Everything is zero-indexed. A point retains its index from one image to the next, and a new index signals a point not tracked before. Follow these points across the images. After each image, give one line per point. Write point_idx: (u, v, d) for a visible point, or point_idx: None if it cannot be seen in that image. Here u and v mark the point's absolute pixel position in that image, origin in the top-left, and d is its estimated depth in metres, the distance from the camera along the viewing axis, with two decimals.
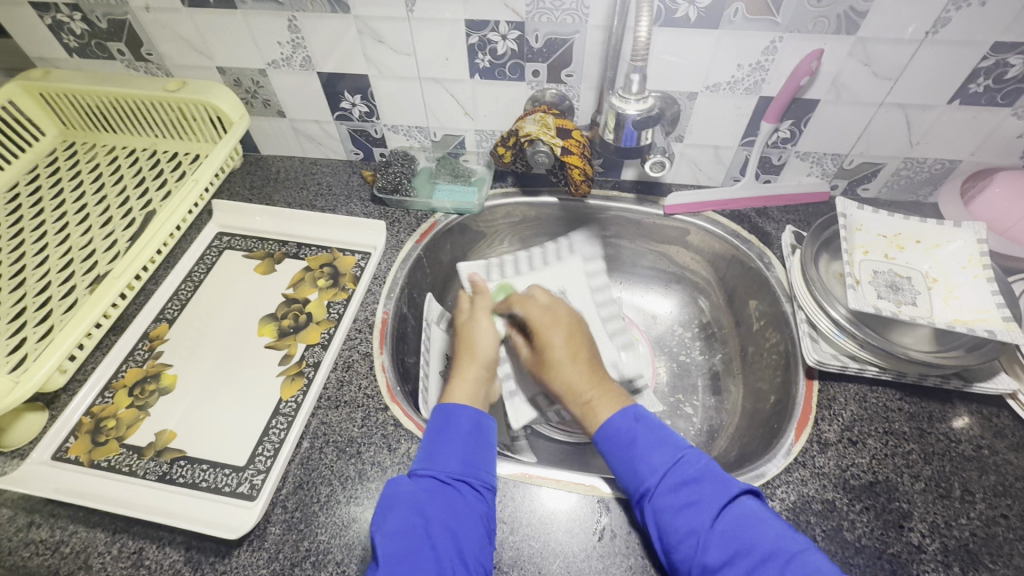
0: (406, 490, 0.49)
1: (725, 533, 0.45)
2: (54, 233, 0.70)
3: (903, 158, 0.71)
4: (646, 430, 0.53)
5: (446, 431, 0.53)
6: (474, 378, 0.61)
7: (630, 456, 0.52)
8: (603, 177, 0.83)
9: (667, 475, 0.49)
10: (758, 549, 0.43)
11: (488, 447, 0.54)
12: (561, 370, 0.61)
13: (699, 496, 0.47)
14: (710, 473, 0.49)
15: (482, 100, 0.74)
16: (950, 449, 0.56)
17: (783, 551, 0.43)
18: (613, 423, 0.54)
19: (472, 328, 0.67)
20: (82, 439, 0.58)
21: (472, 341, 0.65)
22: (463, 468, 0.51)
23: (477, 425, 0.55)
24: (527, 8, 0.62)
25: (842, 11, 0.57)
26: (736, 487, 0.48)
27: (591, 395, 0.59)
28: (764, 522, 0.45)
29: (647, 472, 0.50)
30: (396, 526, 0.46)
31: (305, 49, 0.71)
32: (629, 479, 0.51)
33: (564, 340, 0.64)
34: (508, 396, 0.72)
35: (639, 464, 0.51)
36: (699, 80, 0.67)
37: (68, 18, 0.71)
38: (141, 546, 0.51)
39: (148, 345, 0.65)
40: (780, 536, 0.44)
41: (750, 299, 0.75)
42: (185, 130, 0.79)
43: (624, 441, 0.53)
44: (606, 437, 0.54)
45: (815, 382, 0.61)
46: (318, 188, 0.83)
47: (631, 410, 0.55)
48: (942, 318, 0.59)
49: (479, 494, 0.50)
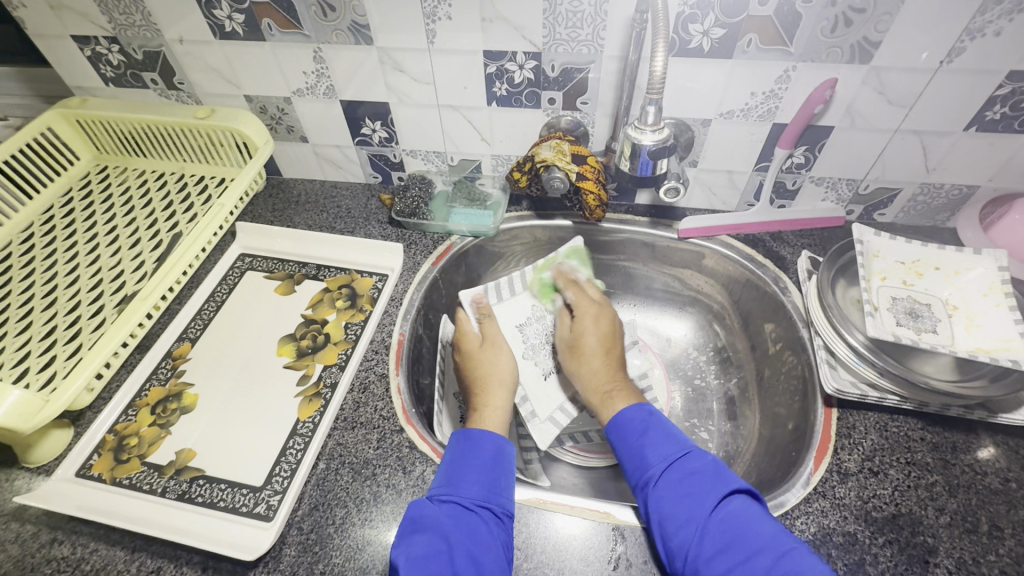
0: (429, 514, 0.49)
1: (722, 524, 0.47)
2: (85, 253, 0.73)
3: (920, 183, 0.71)
4: (658, 423, 0.57)
5: (470, 456, 0.54)
6: (504, 410, 0.63)
7: (639, 444, 0.56)
8: (616, 201, 0.84)
9: (672, 465, 0.52)
10: (752, 541, 0.45)
11: (509, 475, 0.55)
12: (590, 362, 0.67)
13: (697, 487, 0.50)
14: (710, 469, 0.51)
15: (499, 126, 0.76)
16: (975, 481, 0.54)
17: (776, 546, 0.44)
18: (625, 413, 0.59)
19: (492, 354, 0.68)
20: (105, 456, 0.59)
21: (495, 372, 0.66)
22: (486, 494, 0.52)
23: (499, 452, 0.56)
24: (544, 39, 0.64)
25: (856, 41, 0.58)
26: (732, 484, 0.50)
27: (610, 388, 0.63)
28: (762, 519, 0.47)
29: (655, 458, 0.54)
30: (422, 551, 0.46)
31: (329, 79, 0.74)
32: (636, 465, 0.55)
33: (601, 337, 0.68)
34: (530, 418, 0.70)
35: (647, 451, 0.55)
36: (713, 107, 0.68)
37: (106, 50, 0.75)
38: (159, 565, 0.51)
39: (171, 364, 0.67)
40: (775, 534, 0.45)
41: (765, 323, 0.74)
42: (212, 154, 0.82)
43: (636, 430, 0.57)
44: (618, 425, 0.58)
45: (834, 410, 0.61)
46: (338, 211, 0.85)
47: (646, 406, 0.60)
48: (964, 347, 0.58)
49: (500, 522, 0.51)
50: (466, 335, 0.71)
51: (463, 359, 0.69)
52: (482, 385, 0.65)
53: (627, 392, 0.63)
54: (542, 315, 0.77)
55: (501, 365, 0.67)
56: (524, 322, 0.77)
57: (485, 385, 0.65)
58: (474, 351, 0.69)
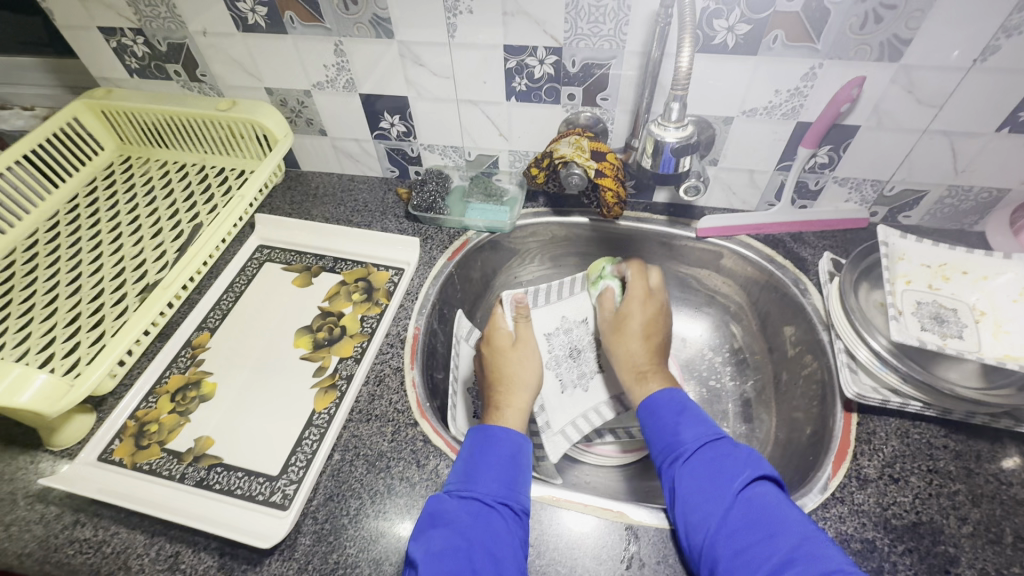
0: (448, 510, 0.49)
1: (747, 504, 0.47)
2: (109, 242, 0.74)
3: (948, 185, 0.69)
4: (695, 407, 0.58)
5: (488, 453, 0.54)
6: (526, 411, 0.63)
7: (675, 421, 0.56)
8: (634, 199, 0.83)
9: (706, 444, 0.53)
10: (777, 523, 0.45)
11: (527, 472, 0.55)
12: (629, 341, 0.67)
13: (728, 467, 0.50)
14: (744, 454, 0.51)
15: (518, 121, 0.75)
16: (1000, 491, 0.53)
17: (801, 530, 0.44)
18: (661, 394, 0.59)
19: (522, 355, 0.68)
20: (126, 442, 0.60)
21: (521, 373, 0.66)
22: (505, 492, 0.52)
23: (517, 449, 0.56)
24: (565, 34, 0.63)
25: (885, 38, 0.57)
26: (764, 471, 0.50)
27: (647, 370, 0.64)
28: (789, 506, 0.47)
29: (689, 437, 0.54)
30: (441, 546, 0.46)
31: (349, 72, 0.74)
32: (667, 442, 0.55)
33: (644, 320, 0.68)
34: (545, 428, 0.71)
35: (682, 429, 0.55)
36: (735, 105, 0.67)
37: (131, 42, 0.76)
38: (177, 550, 0.52)
39: (191, 353, 0.68)
40: (801, 521, 0.45)
41: (785, 325, 0.73)
42: (232, 146, 0.83)
43: (673, 409, 0.57)
44: (653, 404, 0.59)
45: (854, 415, 0.60)
46: (355, 204, 0.86)
47: (682, 390, 0.60)
48: (991, 353, 0.57)
49: (518, 519, 0.51)
50: (498, 331, 0.70)
51: (491, 355, 0.69)
52: (504, 385, 0.65)
53: (663, 376, 0.64)
54: (569, 328, 0.78)
55: (527, 366, 0.67)
56: (551, 332, 0.78)
57: (507, 384, 0.65)
58: (504, 348, 0.68)
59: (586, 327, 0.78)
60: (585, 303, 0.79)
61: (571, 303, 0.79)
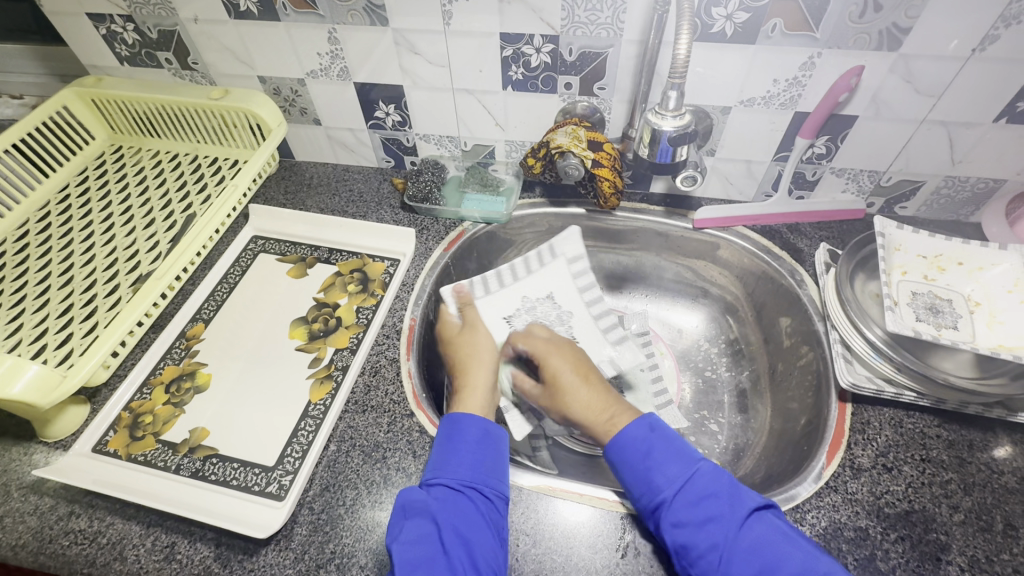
0: (418, 499, 0.50)
1: (749, 549, 0.45)
2: (100, 232, 0.73)
3: (944, 176, 0.69)
4: (660, 442, 0.54)
5: (455, 440, 0.54)
6: (487, 388, 0.62)
7: (644, 468, 0.52)
8: (631, 189, 0.82)
9: (684, 487, 0.50)
10: (784, 570, 0.44)
11: (498, 454, 0.55)
12: (574, 395, 0.62)
13: (717, 511, 0.48)
14: (726, 487, 0.49)
15: (514, 111, 0.75)
16: (991, 480, 0.54)
17: (809, 572, 0.43)
18: (626, 433, 0.55)
19: (472, 338, 0.69)
20: (121, 433, 0.60)
21: (476, 352, 0.66)
22: (473, 475, 0.52)
23: (485, 433, 0.55)
24: (562, 22, 0.63)
25: (884, 27, 0.56)
26: (751, 503, 0.48)
27: (610, 410, 0.59)
28: (789, 542, 0.45)
29: (663, 483, 0.50)
30: (414, 535, 0.47)
31: (343, 60, 0.73)
32: (643, 489, 0.51)
33: (574, 367, 0.64)
34: (508, 410, 0.71)
35: (654, 474, 0.51)
36: (733, 95, 0.66)
37: (121, 29, 0.75)
38: (173, 541, 0.52)
39: (185, 344, 0.68)
40: (809, 556, 0.44)
41: (781, 316, 0.73)
42: (225, 136, 0.82)
43: (639, 451, 0.53)
44: (618, 449, 0.55)
45: (849, 405, 0.60)
46: (350, 195, 0.85)
47: (649, 418, 0.56)
48: (985, 343, 0.58)
49: (491, 502, 0.51)
50: (447, 324, 0.72)
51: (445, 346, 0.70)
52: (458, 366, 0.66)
53: (624, 408, 0.60)
54: (532, 306, 0.77)
55: (481, 345, 0.67)
56: (511, 315, 0.76)
57: (464, 365, 0.65)
58: (455, 336, 0.70)
59: (552, 302, 0.78)
60: (545, 278, 0.78)
61: (528, 282, 0.78)
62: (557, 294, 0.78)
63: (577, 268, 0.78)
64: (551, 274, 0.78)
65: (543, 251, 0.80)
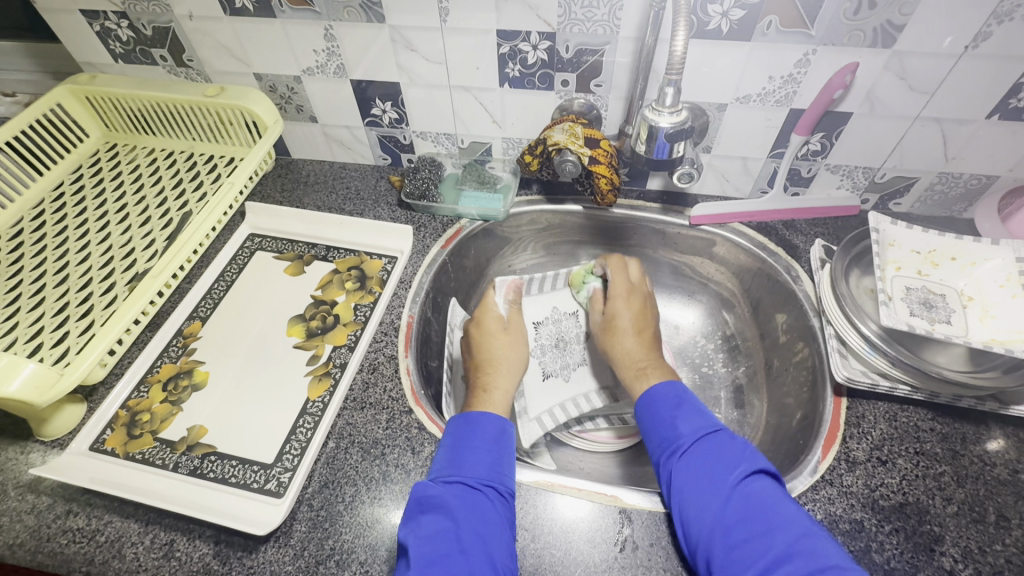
0: (434, 494, 0.49)
1: (745, 498, 0.47)
2: (96, 230, 0.73)
3: (938, 172, 0.70)
4: (692, 401, 0.57)
5: (472, 438, 0.54)
6: (511, 394, 0.63)
7: (671, 415, 0.56)
8: (628, 186, 0.82)
9: (703, 438, 0.53)
10: (774, 518, 0.45)
11: (511, 455, 0.55)
12: (624, 338, 0.67)
13: (724, 460, 0.50)
14: (739, 447, 0.51)
15: (511, 108, 0.75)
16: (984, 472, 0.54)
17: (795, 527, 0.44)
18: (658, 390, 0.59)
19: (509, 340, 0.69)
20: (118, 431, 0.60)
21: (509, 355, 0.67)
22: (490, 474, 0.52)
23: (500, 432, 0.56)
24: (559, 19, 0.63)
25: (879, 24, 0.57)
26: (760, 464, 0.50)
27: (646, 365, 0.63)
28: (784, 500, 0.47)
29: (686, 430, 0.54)
30: (431, 531, 0.46)
31: (339, 57, 0.73)
32: (664, 436, 0.55)
33: (635, 320, 0.68)
34: (520, 414, 0.70)
35: (679, 422, 0.55)
36: (729, 92, 0.67)
37: (115, 26, 0.74)
38: (172, 538, 0.52)
39: (182, 342, 0.67)
40: (798, 516, 0.46)
41: (776, 312, 0.74)
42: (221, 133, 0.82)
43: (669, 402, 0.57)
44: (650, 399, 0.58)
45: (844, 399, 0.60)
46: (347, 192, 0.85)
47: (678, 385, 0.59)
48: (977, 338, 0.58)
49: (504, 501, 0.52)
50: (490, 316, 0.71)
51: (478, 336, 0.69)
52: (489, 366, 0.65)
53: (662, 368, 0.63)
54: (558, 320, 0.77)
55: (513, 348, 0.68)
56: (539, 322, 0.76)
57: (495, 365, 0.65)
58: (490, 330, 0.69)
59: (576, 321, 0.77)
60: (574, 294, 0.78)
61: (558, 295, 0.78)
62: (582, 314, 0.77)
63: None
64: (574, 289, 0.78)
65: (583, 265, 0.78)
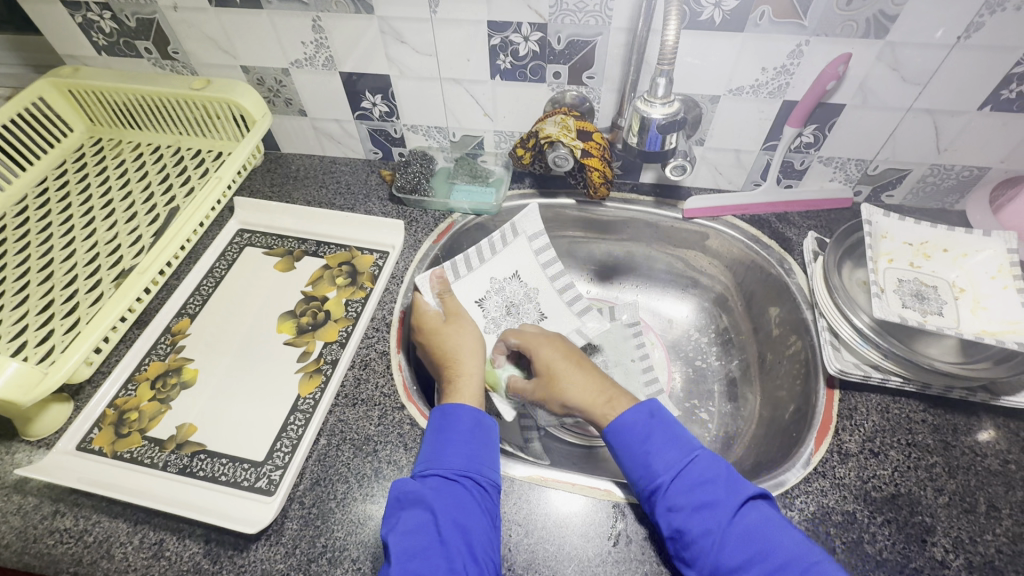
0: (412, 489, 0.49)
1: (744, 535, 0.45)
2: (81, 227, 0.72)
3: (930, 164, 0.70)
4: (663, 424, 0.53)
5: (448, 430, 0.54)
6: (480, 376, 0.62)
7: (642, 452, 0.52)
8: (621, 179, 0.82)
9: (680, 474, 0.49)
10: (777, 555, 0.44)
11: (490, 443, 0.55)
12: (569, 377, 0.60)
13: (711, 496, 0.48)
14: (723, 474, 0.49)
15: (502, 101, 0.74)
16: (975, 463, 0.55)
17: (800, 560, 0.43)
18: (626, 419, 0.55)
19: (458, 331, 0.65)
20: (106, 430, 0.59)
21: (463, 345, 0.64)
22: (468, 465, 0.51)
23: (476, 423, 0.55)
24: (550, 9, 0.62)
25: (871, 15, 0.57)
26: (747, 491, 0.48)
27: (611, 392, 0.59)
28: (783, 529, 0.45)
29: (660, 467, 0.50)
30: (409, 525, 0.46)
31: (328, 49, 0.71)
32: (640, 473, 0.51)
33: (565, 355, 0.63)
34: (496, 389, 0.69)
35: (652, 458, 0.51)
36: (722, 84, 0.66)
37: (97, 17, 0.73)
38: (161, 538, 0.52)
39: (170, 340, 0.66)
40: (799, 543, 0.44)
41: (769, 305, 0.74)
42: (208, 127, 0.80)
43: (637, 437, 0.53)
44: (617, 432, 0.54)
45: (836, 391, 0.60)
46: (337, 187, 0.84)
47: (648, 404, 0.55)
48: (968, 329, 0.58)
49: (485, 492, 0.51)
50: (426, 313, 0.66)
51: (424, 337, 0.65)
52: (446, 360, 0.63)
53: (625, 393, 0.59)
54: (501, 287, 0.75)
55: (465, 338, 0.65)
56: (483, 297, 0.74)
57: (453, 358, 0.63)
58: (437, 327, 0.65)
59: (518, 281, 0.75)
60: (509, 256, 0.75)
61: (495, 263, 0.75)
62: (522, 273, 0.75)
63: (538, 245, 0.75)
64: (513, 254, 0.75)
65: (506, 229, 0.76)
